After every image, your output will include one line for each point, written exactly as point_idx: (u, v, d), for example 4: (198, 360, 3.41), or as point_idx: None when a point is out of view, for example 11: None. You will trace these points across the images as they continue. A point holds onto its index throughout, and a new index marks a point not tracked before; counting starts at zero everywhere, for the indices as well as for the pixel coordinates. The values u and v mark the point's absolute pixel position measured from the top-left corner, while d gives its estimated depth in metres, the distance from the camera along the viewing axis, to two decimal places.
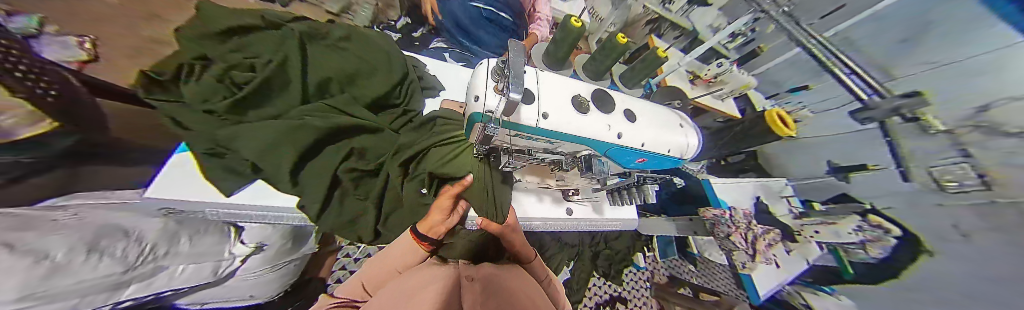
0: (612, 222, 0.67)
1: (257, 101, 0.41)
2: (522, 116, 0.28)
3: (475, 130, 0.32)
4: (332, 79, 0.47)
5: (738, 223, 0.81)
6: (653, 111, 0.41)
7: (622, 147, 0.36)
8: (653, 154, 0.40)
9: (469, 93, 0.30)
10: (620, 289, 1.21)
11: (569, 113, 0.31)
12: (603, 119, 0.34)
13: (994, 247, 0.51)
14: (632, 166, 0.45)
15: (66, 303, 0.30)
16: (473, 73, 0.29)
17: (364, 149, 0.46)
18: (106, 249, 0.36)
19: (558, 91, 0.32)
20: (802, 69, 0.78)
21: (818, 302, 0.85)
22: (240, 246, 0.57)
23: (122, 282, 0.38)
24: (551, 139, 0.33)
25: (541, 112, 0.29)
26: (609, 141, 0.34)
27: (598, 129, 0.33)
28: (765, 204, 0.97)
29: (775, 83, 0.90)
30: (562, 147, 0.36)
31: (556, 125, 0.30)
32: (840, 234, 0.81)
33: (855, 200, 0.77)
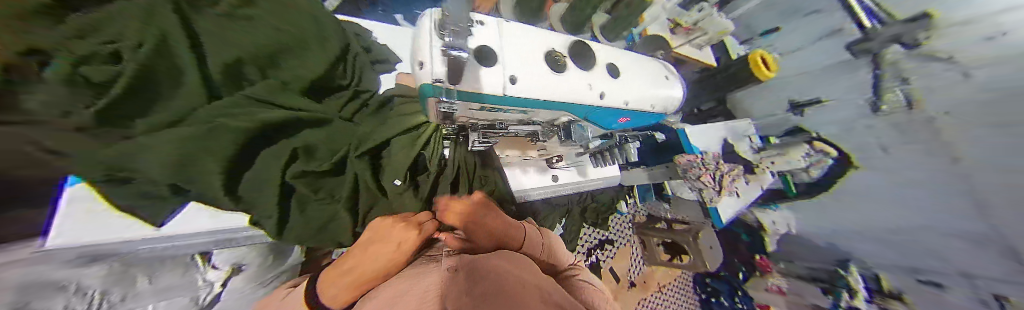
0: (595, 181, 0.69)
1: (137, 105, 0.28)
2: (483, 83, 0.24)
3: (432, 109, 0.28)
4: (247, 60, 0.35)
5: (707, 165, 0.87)
6: (631, 61, 0.38)
7: (604, 109, 0.34)
8: (636, 112, 0.39)
9: (412, 60, 0.24)
10: (607, 233, 1.36)
11: (540, 73, 0.27)
12: (582, 77, 0.31)
13: (907, 155, 0.75)
14: (613, 127, 0.45)
15: None
16: (414, 31, 0.24)
17: (310, 147, 0.39)
18: None
19: (524, 47, 0.28)
20: (792, 9, 0.94)
21: (765, 216, 1.15)
22: (214, 273, 0.52)
23: None
24: (523, 109, 0.30)
25: (507, 76, 0.25)
26: (590, 103, 0.32)
27: (574, 90, 0.30)
28: (731, 143, 1.02)
29: (749, 28, 1.07)
30: (538, 116, 0.34)
31: (527, 91, 0.26)
32: (792, 162, 0.91)
33: (805, 131, 0.98)
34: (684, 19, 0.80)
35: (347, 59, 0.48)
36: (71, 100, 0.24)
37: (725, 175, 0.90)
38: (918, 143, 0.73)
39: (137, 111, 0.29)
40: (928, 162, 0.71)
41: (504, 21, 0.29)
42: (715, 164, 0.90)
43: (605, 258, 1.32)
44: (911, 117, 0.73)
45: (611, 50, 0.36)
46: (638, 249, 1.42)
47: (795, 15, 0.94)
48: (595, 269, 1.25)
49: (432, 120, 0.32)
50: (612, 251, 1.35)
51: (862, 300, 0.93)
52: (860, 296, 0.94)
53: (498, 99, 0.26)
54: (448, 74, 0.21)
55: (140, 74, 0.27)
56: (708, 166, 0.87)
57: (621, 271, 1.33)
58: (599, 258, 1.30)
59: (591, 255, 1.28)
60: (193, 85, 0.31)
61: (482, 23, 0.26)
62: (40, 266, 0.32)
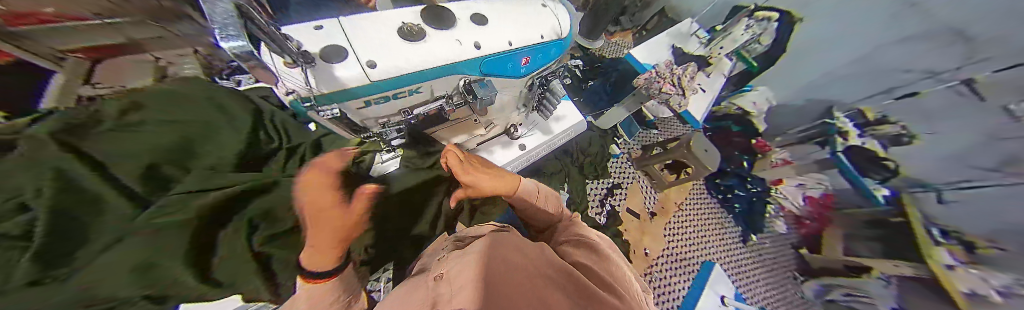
0: (565, 134, 0.71)
1: (66, 247, 0.23)
2: (344, 78, 0.30)
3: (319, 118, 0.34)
4: (156, 159, 0.31)
5: (664, 76, 0.90)
6: (495, 12, 0.44)
7: (488, 57, 0.40)
8: (532, 49, 0.45)
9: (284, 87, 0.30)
10: (612, 179, 1.40)
11: (398, 52, 0.34)
12: (447, 38, 0.37)
13: None
14: (524, 72, 0.50)
15: None
16: None
17: (267, 212, 0.37)
18: None
19: (376, 39, 0.34)
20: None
21: (744, 101, 1.23)
22: None
23: None
24: (404, 88, 0.36)
25: (367, 63, 0.32)
26: (468, 56, 0.38)
27: (443, 52, 0.36)
28: (679, 48, 1.06)
29: None
30: (433, 88, 0.40)
31: (392, 68, 0.33)
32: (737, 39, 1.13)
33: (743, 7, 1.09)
34: None
35: (265, 122, 0.48)
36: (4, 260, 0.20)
37: (683, 77, 0.93)
38: None
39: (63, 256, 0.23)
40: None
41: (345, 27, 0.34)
42: (670, 71, 0.94)
43: (618, 201, 1.36)
44: None
45: (467, 10, 0.42)
46: (645, 181, 1.45)
47: None
48: (614, 215, 1.29)
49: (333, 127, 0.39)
50: (623, 193, 1.39)
51: (855, 137, 0.95)
52: (852, 135, 0.95)
53: (366, 87, 0.32)
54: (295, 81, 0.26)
55: (53, 219, 0.23)
56: (665, 74, 0.90)
57: (637, 207, 1.36)
58: (613, 205, 1.33)
59: (605, 204, 1.32)
60: (122, 209, 0.27)
61: (323, 34, 0.32)
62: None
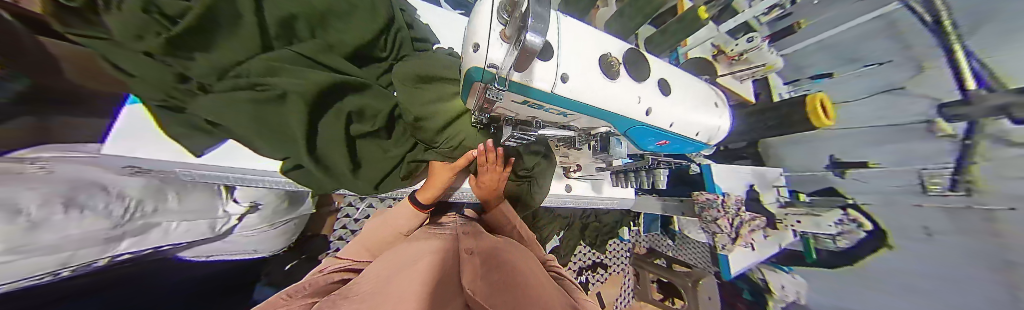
0: (609, 200, 0.69)
1: (203, 41, 0.31)
2: (535, 76, 0.23)
3: (474, 92, 0.26)
4: (300, 16, 0.38)
5: (727, 209, 0.81)
6: (681, 83, 0.36)
7: (646, 126, 0.33)
8: (678, 136, 0.37)
9: (467, 43, 0.23)
10: (603, 256, 1.31)
11: (593, 77, 0.26)
12: (633, 89, 0.30)
13: (949, 248, 0.67)
14: (649, 150, 0.40)
15: (53, 257, 0.31)
16: (472, 12, 0.23)
17: (362, 110, 0.42)
18: (84, 205, 0.33)
19: (580, 46, 0.27)
20: (849, 54, 0.80)
21: (773, 278, 1.06)
22: (236, 205, 0.58)
23: (114, 237, 0.38)
24: (564, 110, 0.29)
25: (560, 73, 0.24)
26: (635, 116, 0.31)
27: (623, 100, 0.29)
28: (757, 191, 0.94)
29: (798, 69, 0.92)
30: (576, 121, 0.33)
31: (576, 91, 0.26)
32: (820, 224, 0.84)
33: (840, 194, 0.89)
34: (730, 47, 0.70)
35: (391, 31, 0.49)
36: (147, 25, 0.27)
37: (744, 224, 0.84)
38: (967, 234, 0.64)
39: (202, 47, 0.31)
40: (961, 265, 0.65)
41: (562, 15, 0.27)
42: (736, 209, 0.84)
43: (595, 280, 1.27)
44: (969, 205, 0.63)
45: (663, 68, 0.35)
46: (630, 279, 1.36)
47: (853, 62, 0.80)
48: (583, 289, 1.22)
49: (468, 104, 0.31)
50: (605, 275, 1.30)
51: None
52: None
53: (546, 96, 0.25)
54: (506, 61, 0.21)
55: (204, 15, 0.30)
56: (728, 210, 0.82)
57: (609, 297, 1.29)
58: (590, 279, 1.25)
59: (581, 274, 1.24)
60: (251, 31, 0.34)
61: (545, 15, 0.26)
62: (94, 167, 0.39)
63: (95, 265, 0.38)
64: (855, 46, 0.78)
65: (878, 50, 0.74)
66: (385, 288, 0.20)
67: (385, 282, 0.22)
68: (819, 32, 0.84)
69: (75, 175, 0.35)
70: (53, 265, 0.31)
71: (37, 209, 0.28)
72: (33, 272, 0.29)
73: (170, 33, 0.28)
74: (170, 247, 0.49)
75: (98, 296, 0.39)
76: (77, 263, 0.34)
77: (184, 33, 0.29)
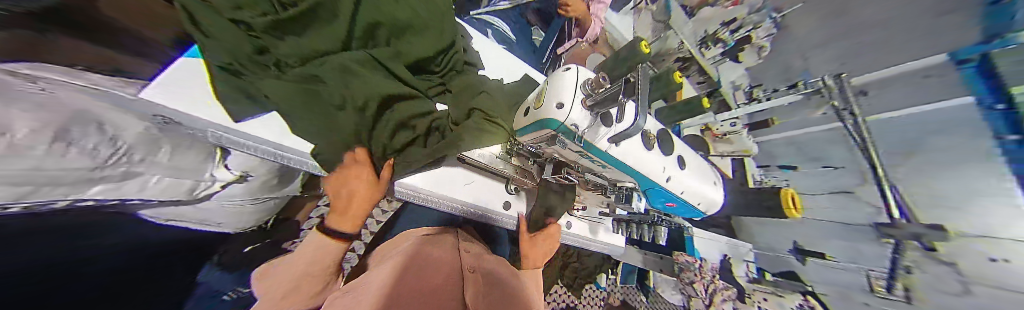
0: (602, 246, 0.73)
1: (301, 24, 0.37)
2: (599, 138, 0.31)
3: (539, 135, 0.32)
4: (384, 25, 0.44)
5: (701, 275, 1.01)
6: (693, 159, 0.43)
7: (663, 189, 0.39)
8: (684, 202, 0.43)
9: (547, 100, 0.29)
10: (576, 300, 1.20)
11: (636, 146, 0.34)
12: (660, 160, 0.37)
13: None
14: (656, 207, 0.46)
15: (18, 190, 0.27)
16: (559, 78, 0.29)
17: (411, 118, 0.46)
18: (79, 141, 0.31)
19: None
20: (813, 152, 0.88)
21: None
22: (227, 172, 0.53)
23: (87, 179, 0.35)
24: (603, 163, 0.35)
25: (615, 140, 0.32)
26: (656, 180, 0.38)
27: (650, 167, 0.36)
28: (729, 261, 1.08)
29: (771, 156, 1.00)
30: (607, 172, 0.38)
31: (622, 152, 0.34)
32: (781, 305, 0.94)
33: (801, 280, 0.93)
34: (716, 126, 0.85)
35: (449, 51, 0.56)
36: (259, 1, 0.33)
37: (717, 291, 1.01)
38: None
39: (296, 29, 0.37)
40: None
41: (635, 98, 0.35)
42: (710, 276, 1.01)
43: None
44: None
45: (682, 147, 0.42)
46: None
47: (814, 161, 0.88)
48: None
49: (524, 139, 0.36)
50: None
51: None
52: None
53: (599, 152, 0.33)
54: (585, 122, 0.28)
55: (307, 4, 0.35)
56: (703, 276, 1.00)
57: None
58: None
59: None
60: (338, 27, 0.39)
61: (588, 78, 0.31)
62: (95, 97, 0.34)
63: (48, 206, 0.34)
64: (822, 147, 0.84)
65: (839, 157, 0.81)
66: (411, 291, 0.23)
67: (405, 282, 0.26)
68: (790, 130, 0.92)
69: (83, 104, 0.32)
70: (14, 197, 0.28)
71: (37, 134, 0.26)
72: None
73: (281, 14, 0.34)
74: (137, 202, 0.44)
75: (49, 236, 0.34)
76: (37, 200, 0.30)
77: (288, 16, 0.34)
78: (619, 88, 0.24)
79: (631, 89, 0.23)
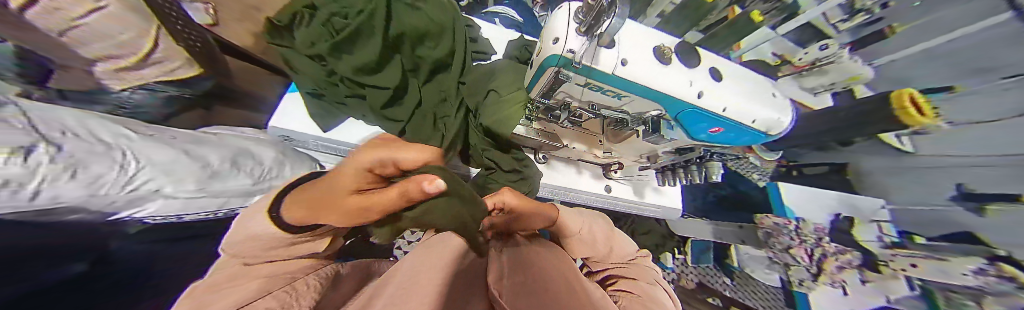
0: (653, 208, 0.72)
1: (349, 44, 0.54)
2: (600, 61, 0.32)
3: (546, 75, 0.38)
4: (406, 35, 0.58)
5: (803, 236, 0.80)
6: (735, 73, 0.38)
7: (698, 110, 0.36)
8: (733, 124, 0.37)
9: (546, 40, 0.35)
10: None
11: (649, 62, 0.34)
12: (684, 75, 0.34)
13: None
14: (701, 138, 0.42)
15: (213, 199, 0.48)
16: (552, 18, 0.34)
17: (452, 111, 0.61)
18: (242, 165, 0.53)
19: (639, 41, 0.34)
20: (980, 61, 0.47)
21: None
22: None
23: (251, 191, 0.55)
24: (619, 91, 0.37)
25: (621, 59, 0.33)
26: (685, 99, 0.35)
27: (672, 83, 0.34)
28: (846, 222, 0.75)
29: (899, 80, 0.57)
30: (629, 104, 0.40)
31: (631, 74, 0.33)
32: (949, 274, 0.58)
33: (980, 242, 0.53)
34: (799, 56, 0.68)
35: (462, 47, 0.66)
36: (320, 35, 0.52)
37: (830, 257, 0.77)
38: None
39: (345, 50, 0.54)
40: None
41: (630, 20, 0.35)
42: (817, 239, 0.79)
43: None
44: None
45: (715, 58, 0.37)
46: None
47: (986, 72, 0.47)
48: None
49: (540, 81, 0.41)
50: None
51: None
52: None
53: (605, 76, 0.33)
54: (581, 49, 0.32)
55: (351, 29, 0.52)
56: (805, 238, 0.79)
57: None
58: None
59: None
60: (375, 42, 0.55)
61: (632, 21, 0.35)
62: (239, 142, 0.57)
63: (233, 211, 0.55)
64: (986, 53, 0.46)
65: (1017, 58, 0.42)
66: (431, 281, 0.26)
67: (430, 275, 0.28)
68: (938, 33, 0.51)
69: (232, 146, 0.54)
70: (212, 207, 0.49)
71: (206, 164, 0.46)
72: (200, 209, 0.47)
73: (333, 40, 0.52)
74: None
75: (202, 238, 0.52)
76: (231, 206, 0.53)
77: (341, 40, 0.52)
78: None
79: (598, 17, 0.28)
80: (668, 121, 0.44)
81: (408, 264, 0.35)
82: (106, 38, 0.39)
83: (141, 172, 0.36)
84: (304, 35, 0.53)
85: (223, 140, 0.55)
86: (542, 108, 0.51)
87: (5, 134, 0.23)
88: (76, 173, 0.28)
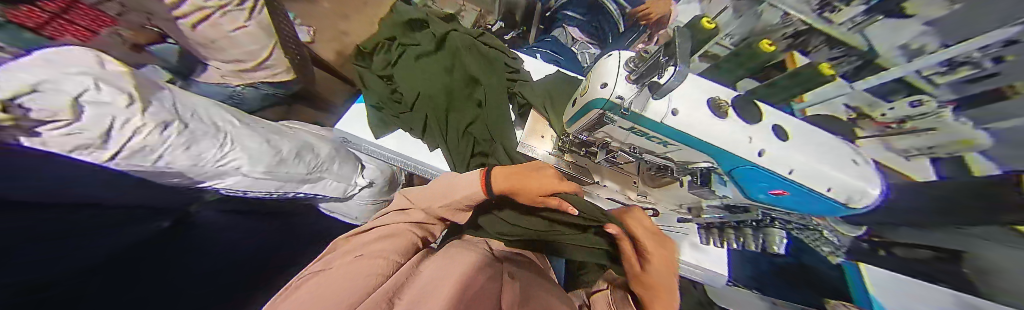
0: (692, 268, 0.61)
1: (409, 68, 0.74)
2: (649, 110, 0.33)
3: (590, 115, 0.40)
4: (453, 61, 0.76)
5: None
6: (803, 131, 0.34)
7: (756, 167, 0.33)
8: (800, 188, 0.34)
9: (593, 85, 0.37)
10: None
11: (700, 114, 0.33)
12: (742, 130, 0.32)
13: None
14: (762, 197, 0.39)
15: (275, 183, 0.56)
16: (604, 62, 0.36)
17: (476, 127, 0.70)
18: (304, 156, 0.60)
19: (692, 92, 0.34)
20: None
21: None
22: (362, 178, 0.77)
23: (305, 179, 0.62)
24: (666, 138, 0.36)
25: (671, 109, 0.33)
26: (743, 155, 0.33)
27: (728, 138, 0.33)
28: None
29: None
30: (676, 152, 0.39)
31: (681, 123, 0.33)
32: None
33: None
34: (878, 112, 0.47)
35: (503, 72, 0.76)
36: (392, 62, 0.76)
37: None
38: None
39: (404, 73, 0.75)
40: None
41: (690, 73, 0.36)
42: None
43: None
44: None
45: (779, 115, 0.35)
46: None
47: None
48: None
49: (580, 120, 0.44)
50: None
51: None
52: None
53: (652, 123, 0.34)
54: (629, 97, 0.33)
55: (415, 58, 0.74)
56: None
57: None
58: None
59: None
60: (428, 66, 0.74)
61: (688, 75, 0.35)
62: (313, 137, 0.70)
63: (288, 194, 0.64)
64: None
65: None
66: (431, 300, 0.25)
67: (425, 293, 0.27)
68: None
69: (304, 139, 0.64)
70: (271, 188, 0.56)
71: (282, 152, 0.54)
72: (261, 188, 0.54)
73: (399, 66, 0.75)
74: (321, 196, 0.72)
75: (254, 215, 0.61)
76: (286, 190, 0.60)
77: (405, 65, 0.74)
78: (659, 55, 0.27)
79: (654, 63, 0.27)
80: (721, 176, 0.42)
81: (430, 265, 0.36)
82: (238, 46, 0.60)
83: (229, 152, 0.44)
84: (382, 62, 0.77)
85: (296, 134, 0.65)
86: (577, 140, 0.52)
87: (160, 111, 0.32)
88: (189, 146, 0.37)
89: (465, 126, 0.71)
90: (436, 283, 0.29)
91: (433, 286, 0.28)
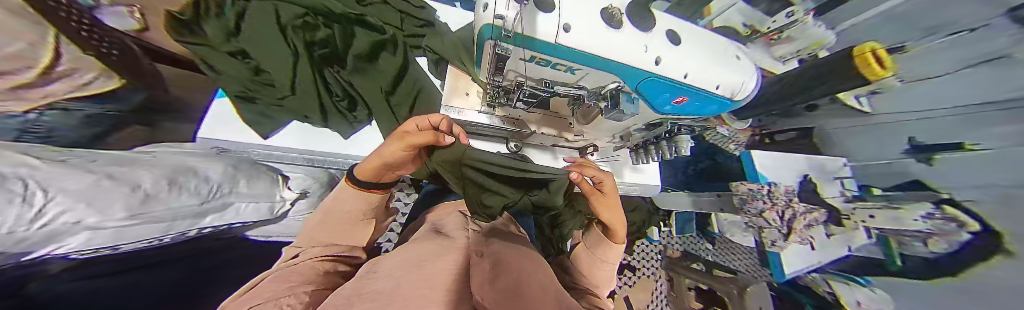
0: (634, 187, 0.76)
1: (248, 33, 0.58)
2: (540, 29, 0.30)
3: (486, 48, 0.37)
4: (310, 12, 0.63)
5: (775, 200, 0.75)
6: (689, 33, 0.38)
7: (659, 77, 0.36)
8: (696, 91, 0.38)
9: (480, 11, 0.34)
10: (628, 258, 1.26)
11: (596, 27, 0.31)
12: (639, 40, 0.34)
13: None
14: (668, 111, 0.43)
15: (160, 225, 0.41)
16: None
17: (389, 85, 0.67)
18: (184, 184, 0.45)
19: (583, 2, 0.32)
20: None
21: (845, 291, 0.80)
22: (289, 191, 0.66)
23: (202, 211, 0.48)
24: (568, 63, 0.35)
25: (563, 24, 0.30)
26: (644, 66, 0.34)
27: (629, 50, 0.33)
28: (813, 184, 0.82)
29: None
30: (585, 78, 0.39)
31: (577, 41, 0.31)
32: (900, 220, 0.68)
33: (928, 189, 0.66)
34: (766, 26, 0.76)
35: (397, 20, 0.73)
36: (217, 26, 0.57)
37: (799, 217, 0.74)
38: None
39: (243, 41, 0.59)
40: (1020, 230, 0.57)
41: None
42: (787, 201, 0.75)
43: (622, 284, 1.22)
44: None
45: (670, 20, 0.38)
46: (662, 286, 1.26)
47: None
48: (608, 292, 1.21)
49: (484, 59, 0.40)
50: (631, 278, 1.24)
51: None
52: None
53: (548, 45, 0.32)
54: (508, 14, 0.29)
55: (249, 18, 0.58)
56: (776, 201, 0.75)
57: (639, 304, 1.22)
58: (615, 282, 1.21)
59: None
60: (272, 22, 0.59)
61: None
62: (185, 157, 0.52)
63: (185, 235, 0.49)
64: None
65: None
66: (396, 291, 0.18)
67: (392, 286, 0.19)
68: None
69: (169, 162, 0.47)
70: (157, 233, 0.42)
71: (148, 186, 0.39)
72: (139, 238, 0.40)
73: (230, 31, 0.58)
74: (237, 225, 0.59)
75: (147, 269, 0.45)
76: (180, 230, 0.46)
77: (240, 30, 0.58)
78: None
79: None
80: (628, 94, 0.41)
81: (394, 258, 0.28)
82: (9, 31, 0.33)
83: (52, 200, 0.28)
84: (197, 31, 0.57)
85: (160, 158, 0.48)
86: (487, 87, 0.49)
87: None
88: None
89: (380, 84, 0.67)
90: (407, 271, 0.22)
91: (407, 274, 0.22)
